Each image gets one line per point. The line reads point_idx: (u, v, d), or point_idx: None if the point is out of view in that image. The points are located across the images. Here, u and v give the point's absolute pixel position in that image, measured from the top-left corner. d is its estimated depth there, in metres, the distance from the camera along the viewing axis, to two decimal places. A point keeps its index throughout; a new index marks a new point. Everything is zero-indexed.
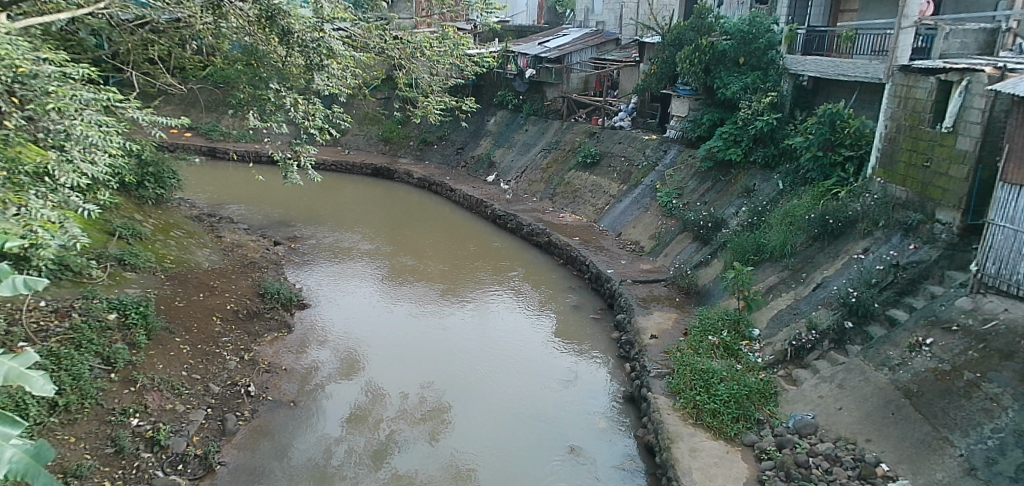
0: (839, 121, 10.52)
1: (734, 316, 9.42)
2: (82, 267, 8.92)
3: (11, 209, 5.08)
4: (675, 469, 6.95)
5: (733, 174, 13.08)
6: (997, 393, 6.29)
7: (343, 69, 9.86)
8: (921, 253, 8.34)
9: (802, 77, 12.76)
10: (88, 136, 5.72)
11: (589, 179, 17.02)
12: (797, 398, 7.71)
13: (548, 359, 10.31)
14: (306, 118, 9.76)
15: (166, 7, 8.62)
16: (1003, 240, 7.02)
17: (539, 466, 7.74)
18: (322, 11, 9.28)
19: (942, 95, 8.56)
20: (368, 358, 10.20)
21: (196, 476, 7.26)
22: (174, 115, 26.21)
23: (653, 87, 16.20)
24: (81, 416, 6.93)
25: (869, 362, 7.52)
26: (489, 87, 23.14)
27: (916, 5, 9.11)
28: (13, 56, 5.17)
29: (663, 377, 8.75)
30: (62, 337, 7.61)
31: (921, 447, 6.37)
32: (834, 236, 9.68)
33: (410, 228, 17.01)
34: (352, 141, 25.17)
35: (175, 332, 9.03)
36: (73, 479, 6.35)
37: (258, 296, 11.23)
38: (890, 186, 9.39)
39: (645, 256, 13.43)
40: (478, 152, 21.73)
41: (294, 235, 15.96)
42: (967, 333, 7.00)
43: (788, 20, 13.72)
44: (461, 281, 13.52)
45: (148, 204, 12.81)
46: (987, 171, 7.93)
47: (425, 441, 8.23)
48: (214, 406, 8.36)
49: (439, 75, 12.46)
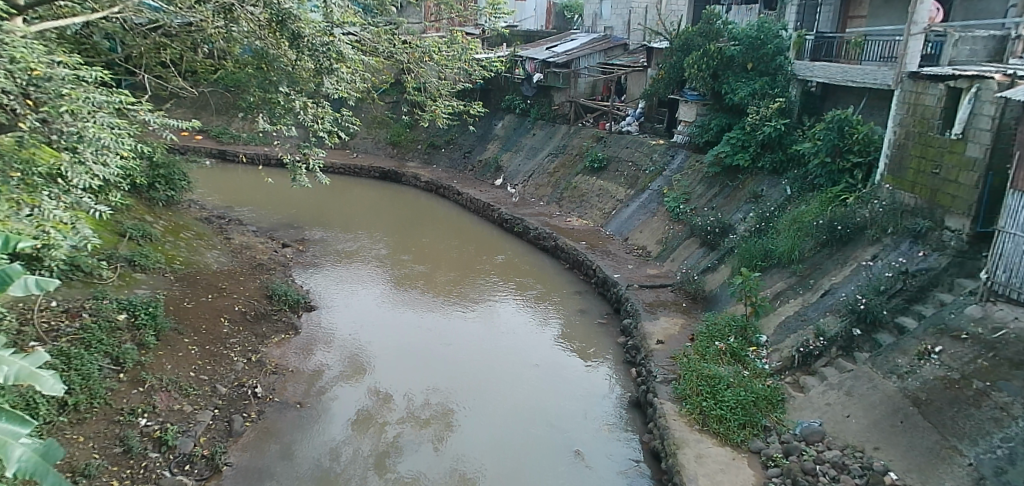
0: (847, 127, 10.52)
1: (741, 322, 9.33)
2: (93, 268, 9.05)
3: (24, 210, 5.30)
4: (681, 475, 6.92)
5: (742, 179, 13.04)
6: (1007, 402, 6.27)
7: (353, 73, 10.13)
8: (931, 260, 8.29)
9: (810, 83, 12.88)
10: (99, 138, 5.69)
11: (596, 184, 17.01)
12: (804, 405, 7.65)
13: (553, 363, 10.35)
14: (315, 121, 9.89)
15: (178, 11, 8.68)
16: (1014, 248, 7.04)
17: (543, 470, 7.76)
18: (332, 16, 9.45)
19: (952, 102, 8.53)
20: (374, 362, 10.22)
21: (203, 476, 7.27)
22: (185, 117, 26.46)
23: (660, 92, 16.17)
24: (90, 415, 7.02)
25: (878, 370, 7.48)
26: (497, 92, 23.21)
27: (924, 12, 9.28)
28: (28, 59, 5.25)
29: (669, 382, 8.74)
30: (72, 337, 7.71)
31: (930, 455, 6.33)
32: (843, 243, 9.62)
33: (419, 232, 17.05)
34: (360, 145, 25.29)
35: (184, 332, 9.11)
36: (82, 478, 6.41)
37: (266, 298, 11.29)
38: (898, 193, 9.32)
39: (651, 261, 13.45)
40: (486, 155, 21.78)
41: (303, 237, 16.09)
42: (977, 341, 7.01)
43: (796, 25, 14.07)
44: (470, 286, 13.49)
45: (159, 205, 12.94)
46: (997, 180, 7.91)
47: (430, 443, 8.26)
48: (221, 407, 8.35)
49: (446, 78, 12.43)
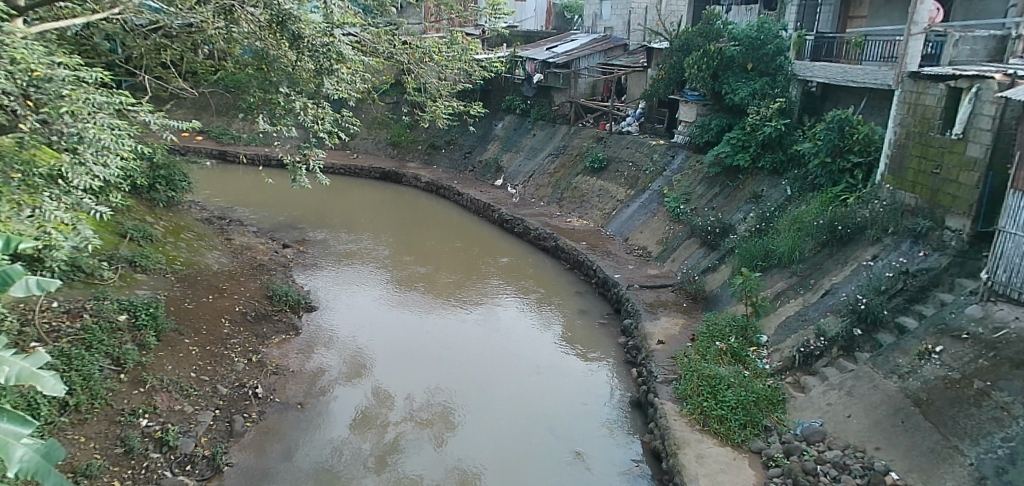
0: (848, 127, 10.53)
1: (742, 322, 9.33)
2: (94, 269, 9.06)
3: (25, 211, 5.32)
4: (682, 475, 6.91)
5: (742, 179, 13.04)
6: (1007, 402, 6.27)
7: (353, 74, 10.09)
8: (931, 260, 8.30)
9: (810, 83, 12.88)
10: (101, 139, 5.70)
11: (596, 184, 17.01)
12: (805, 405, 7.65)
13: (554, 364, 10.35)
14: (316, 122, 9.90)
15: (179, 13, 8.70)
16: (1014, 248, 7.05)
17: (543, 471, 7.76)
18: (332, 16, 9.41)
19: (952, 102, 8.52)
20: (374, 362, 10.22)
21: (203, 476, 7.29)
22: (185, 118, 26.50)
23: (660, 92, 16.16)
24: (91, 416, 7.01)
25: (878, 370, 7.48)
26: (497, 92, 23.21)
27: (925, 11, 9.29)
28: (28, 60, 5.27)
29: (670, 382, 8.75)
30: (73, 337, 7.71)
31: (930, 455, 6.33)
32: (843, 243, 9.62)
33: (419, 232, 17.07)
34: (361, 145, 25.34)
35: (185, 333, 9.11)
36: (82, 478, 6.41)
37: (267, 298, 11.29)
38: (899, 193, 9.31)
39: (651, 261, 13.45)
40: (486, 156, 21.78)
41: (304, 237, 16.09)
42: (978, 341, 7.01)
43: (797, 25, 14.05)
44: (470, 287, 13.48)
45: (159, 206, 12.95)
46: (998, 179, 7.90)
47: (431, 443, 8.27)
48: (222, 407, 8.36)
49: (447, 78, 12.45)
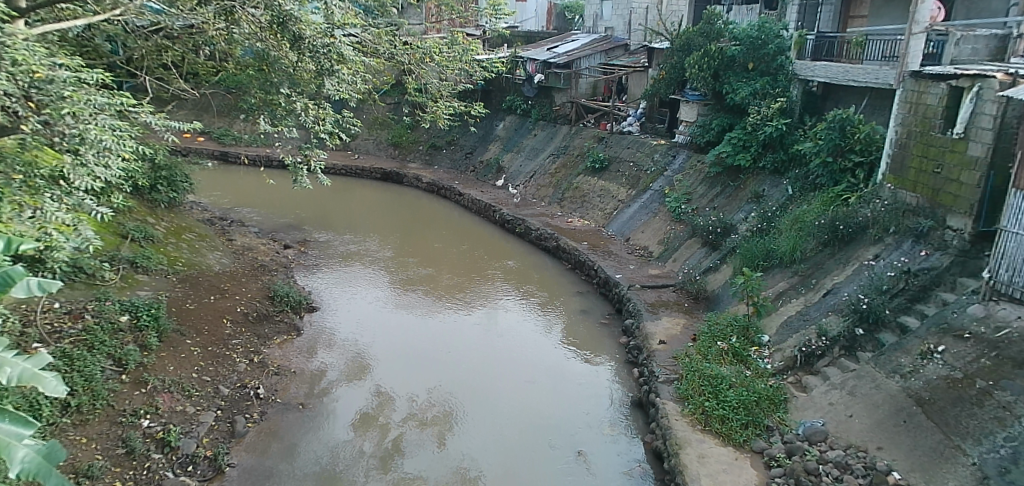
0: (849, 127, 10.52)
1: (743, 322, 9.32)
2: (95, 270, 9.09)
3: (26, 212, 5.35)
4: (684, 475, 6.91)
5: (743, 178, 13.03)
6: (1010, 401, 6.25)
7: (354, 75, 10.07)
8: (933, 260, 8.29)
9: (811, 82, 12.87)
10: (101, 140, 5.69)
11: (598, 184, 17.00)
12: (806, 405, 7.65)
13: (555, 364, 10.36)
14: (316, 122, 9.87)
15: (180, 14, 8.72)
16: (1016, 247, 7.04)
17: (546, 470, 7.78)
18: (333, 17, 9.37)
19: (953, 101, 8.50)
20: (376, 363, 10.23)
21: (206, 476, 7.30)
22: (186, 119, 26.54)
23: (662, 92, 16.15)
24: (92, 416, 7.01)
25: (880, 370, 7.48)
26: (498, 92, 23.18)
27: (926, 10, 9.28)
28: (30, 62, 5.28)
29: (672, 382, 8.74)
30: (74, 338, 7.70)
31: (933, 455, 6.32)
32: (845, 242, 9.62)
33: (421, 232, 17.09)
34: (362, 146, 25.37)
35: (186, 334, 9.11)
36: (84, 479, 6.41)
37: (268, 299, 11.30)
38: (900, 193, 9.30)
39: (652, 260, 13.46)
40: (488, 156, 21.78)
41: (306, 238, 16.11)
42: (980, 340, 7.00)
43: (798, 25, 14.01)
44: (472, 287, 13.47)
45: (161, 206, 12.96)
46: (999, 179, 7.88)
47: (433, 443, 8.29)
48: (224, 408, 8.37)
49: (447, 79, 12.43)
